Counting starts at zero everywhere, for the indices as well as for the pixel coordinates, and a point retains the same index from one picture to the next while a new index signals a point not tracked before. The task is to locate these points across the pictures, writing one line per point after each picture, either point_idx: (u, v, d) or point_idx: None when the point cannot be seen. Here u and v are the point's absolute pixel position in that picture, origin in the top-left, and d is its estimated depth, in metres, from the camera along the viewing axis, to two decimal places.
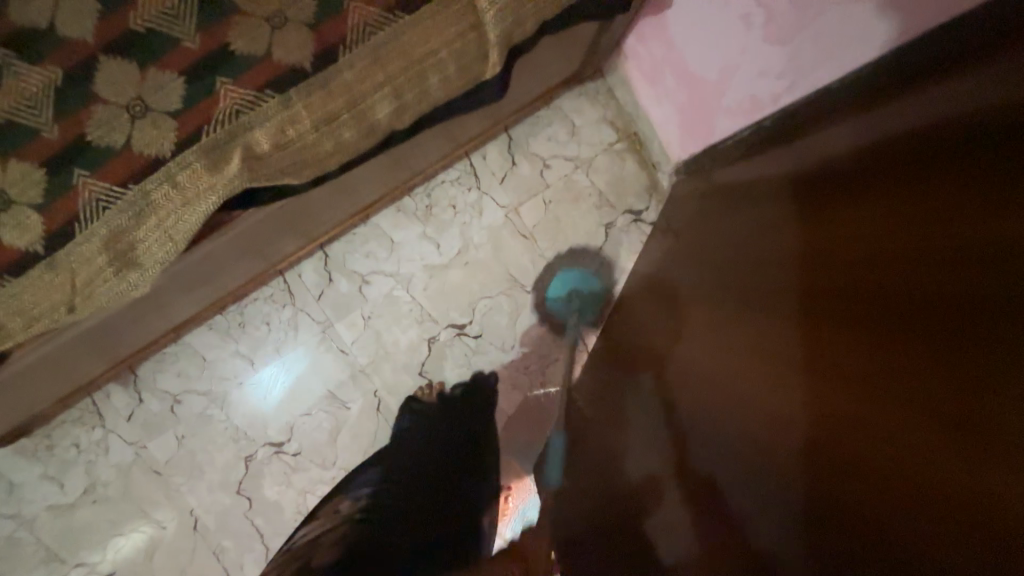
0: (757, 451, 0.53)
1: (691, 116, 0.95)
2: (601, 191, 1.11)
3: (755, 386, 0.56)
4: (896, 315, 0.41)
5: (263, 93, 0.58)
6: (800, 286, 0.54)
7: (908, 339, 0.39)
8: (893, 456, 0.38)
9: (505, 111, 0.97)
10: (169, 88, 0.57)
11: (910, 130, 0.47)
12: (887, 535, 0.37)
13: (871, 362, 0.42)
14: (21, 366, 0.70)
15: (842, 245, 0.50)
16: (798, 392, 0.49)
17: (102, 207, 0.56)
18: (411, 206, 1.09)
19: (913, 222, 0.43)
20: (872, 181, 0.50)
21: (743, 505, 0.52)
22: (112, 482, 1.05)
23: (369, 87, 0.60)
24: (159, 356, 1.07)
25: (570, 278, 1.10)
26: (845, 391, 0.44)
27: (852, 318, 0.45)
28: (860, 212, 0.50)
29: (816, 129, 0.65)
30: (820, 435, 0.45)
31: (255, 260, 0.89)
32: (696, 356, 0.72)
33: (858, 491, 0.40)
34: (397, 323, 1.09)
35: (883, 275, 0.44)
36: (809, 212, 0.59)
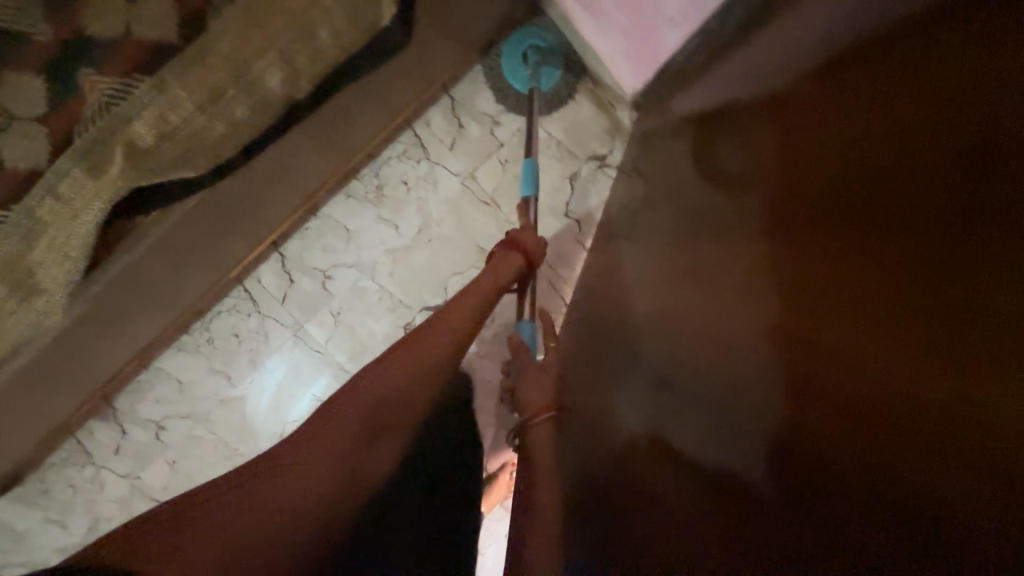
0: (726, 402, 0.45)
1: (635, 40, 0.86)
2: (558, 140, 1.03)
3: (729, 333, 0.48)
4: (897, 228, 0.33)
5: (132, 79, 0.51)
6: (781, 217, 0.46)
7: (914, 255, 0.31)
8: (882, 396, 0.30)
9: (437, 67, 0.89)
10: (30, 90, 0.50)
11: (902, 9, 0.39)
12: (874, 498, 0.29)
13: (878, 281, 0.33)
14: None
15: (818, 157, 0.43)
16: (772, 332, 0.42)
17: None
18: (360, 190, 1.03)
19: (913, 112, 0.35)
20: (858, 80, 0.42)
21: (707, 469, 0.44)
22: (114, 517, 1.04)
23: (250, 54, 0.54)
24: (134, 385, 1.04)
25: (532, 35, 0.99)
26: (833, 329, 0.35)
27: (845, 241, 0.37)
28: (845, 117, 0.42)
29: (779, 23, 0.57)
30: (800, 386, 0.37)
31: (200, 270, 0.84)
32: (671, 297, 0.66)
33: (827, 437, 0.33)
34: (369, 314, 1.05)
35: (868, 183, 0.37)
36: (783, 133, 0.51)
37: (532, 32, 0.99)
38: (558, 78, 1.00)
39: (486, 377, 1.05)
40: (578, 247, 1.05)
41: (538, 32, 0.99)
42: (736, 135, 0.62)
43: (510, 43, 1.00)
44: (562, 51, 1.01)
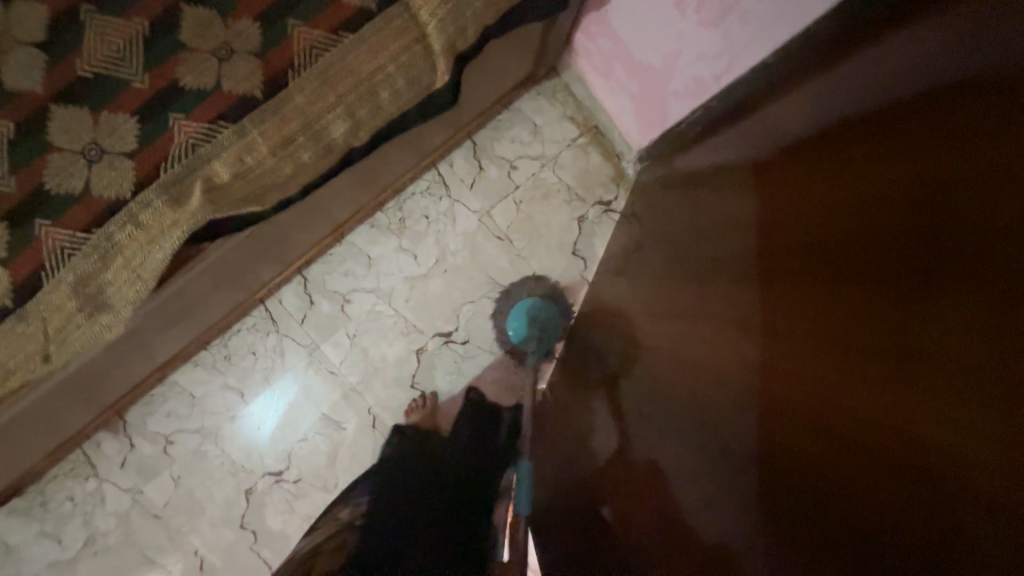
0: (723, 432, 0.53)
1: (643, 104, 0.98)
2: (569, 186, 1.13)
3: (726, 367, 0.56)
4: (859, 288, 0.41)
5: (216, 125, 0.58)
6: (766, 269, 0.55)
7: (872, 312, 0.39)
8: (849, 430, 0.38)
9: (465, 117, 0.98)
10: (123, 128, 0.57)
11: (863, 111, 0.48)
12: (851, 509, 0.36)
13: (842, 335, 0.41)
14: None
15: (796, 224, 0.52)
16: (760, 369, 0.50)
17: (68, 254, 0.56)
18: (384, 221, 1.10)
19: (870, 196, 0.44)
20: (829, 162, 0.51)
21: (717, 491, 0.51)
22: (111, 532, 1.04)
23: (321, 107, 0.62)
24: (147, 398, 1.06)
25: (532, 308, 1.10)
26: (813, 368, 0.43)
27: (819, 294, 0.45)
28: (820, 191, 0.51)
29: (766, 105, 0.67)
30: (789, 415, 0.44)
31: (233, 290, 0.89)
32: (670, 336, 0.74)
33: (810, 462, 0.41)
34: (383, 338, 1.10)
35: (833, 252, 0.45)
36: (771, 197, 0.60)
37: (535, 304, 1.11)
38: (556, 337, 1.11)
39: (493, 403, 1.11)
40: (582, 282, 1.13)
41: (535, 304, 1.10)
42: (727, 197, 0.72)
43: (511, 319, 1.11)
44: (559, 310, 1.11)
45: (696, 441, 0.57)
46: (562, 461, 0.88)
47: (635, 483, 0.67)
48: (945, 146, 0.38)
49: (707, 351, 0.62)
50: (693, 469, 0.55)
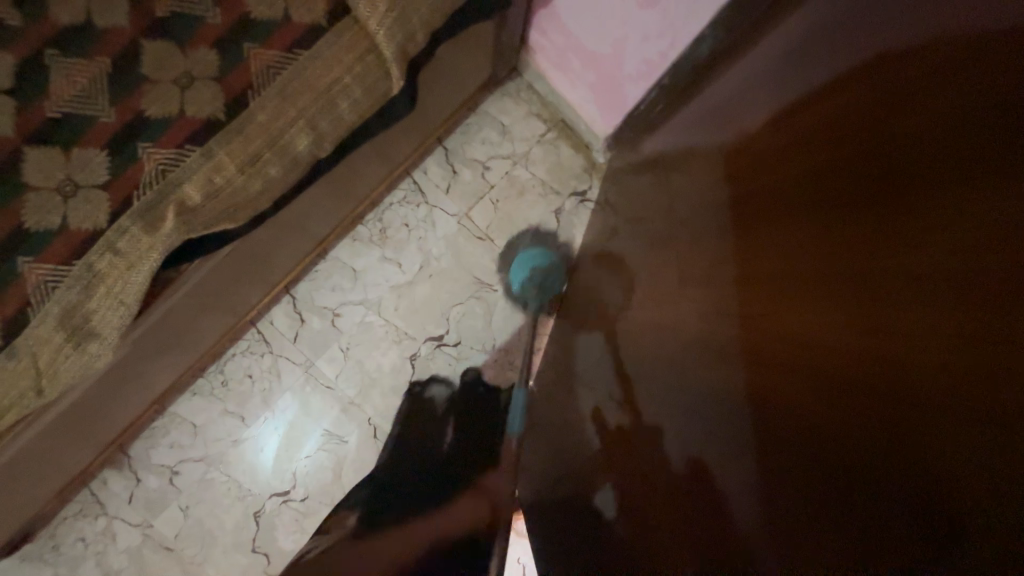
0: (712, 400, 0.53)
1: (601, 93, 1.01)
2: (542, 180, 1.15)
3: (713, 338, 0.57)
4: (842, 243, 0.41)
5: (184, 149, 0.61)
6: (747, 238, 0.56)
7: (856, 264, 0.39)
8: (839, 404, 0.37)
9: (432, 123, 1.01)
10: (96, 162, 0.60)
11: (825, 79, 0.49)
12: (837, 460, 0.36)
13: (828, 308, 0.40)
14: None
15: (773, 205, 0.52)
16: (750, 352, 0.49)
17: (52, 287, 0.59)
18: (366, 234, 1.12)
19: (842, 153, 0.44)
20: (800, 129, 0.51)
21: (703, 457, 0.52)
22: (124, 569, 1.05)
23: (283, 123, 0.63)
24: (149, 432, 1.07)
25: (532, 257, 1.11)
26: (803, 325, 0.43)
27: (806, 252, 0.45)
28: (795, 156, 0.51)
29: (727, 72, 0.70)
30: (778, 372, 0.44)
31: (220, 315, 0.91)
32: (654, 311, 0.75)
33: (804, 441, 0.39)
34: (376, 349, 1.11)
35: (814, 226, 0.45)
36: (742, 170, 0.61)
37: (534, 253, 1.12)
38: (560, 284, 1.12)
39: None
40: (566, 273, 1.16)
41: (537, 253, 1.12)
42: (695, 173, 0.73)
43: (516, 260, 1.12)
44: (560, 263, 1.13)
45: (686, 409, 0.58)
46: (558, 450, 0.91)
47: (630, 458, 0.67)
48: (918, 95, 0.37)
49: (691, 320, 0.63)
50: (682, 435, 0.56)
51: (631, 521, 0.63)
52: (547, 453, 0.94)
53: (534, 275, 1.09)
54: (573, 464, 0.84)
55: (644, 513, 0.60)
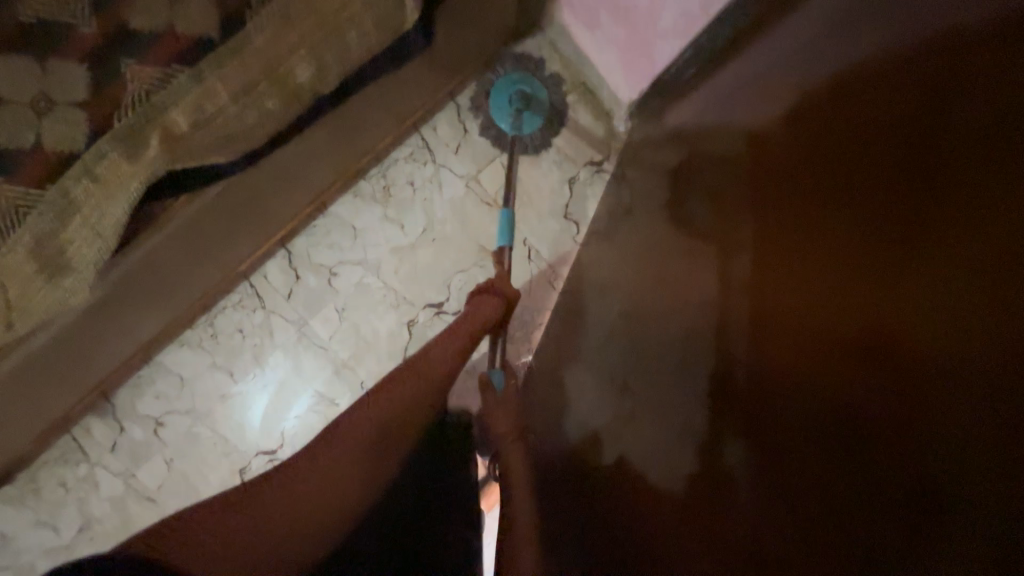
0: (720, 388, 0.48)
1: (630, 54, 0.91)
2: (558, 146, 1.09)
3: (722, 322, 0.52)
4: (858, 239, 0.38)
5: (172, 69, 0.55)
6: (763, 226, 0.51)
7: (872, 263, 0.36)
8: (836, 411, 0.35)
9: (446, 74, 0.94)
10: (74, 77, 0.54)
11: (875, 51, 0.43)
12: (830, 467, 0.34)
13: (831, 306, 0.38)
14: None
15: (790, 189, 0.48)
16: (746, 344, 0.47)
17: (22, 214, 0.53)
18: (368, 190, 1.06)
19: (872, 142, 0.40)
20: (830, 111, 0.46)
21: (706, 444, 0.48)
22: (106, 518, 1.03)
23: (283, 50, 0.57)
24: (134, 381, 1.03)
25: (518, 82, 1.05)
26: (805, 323, 0.40)
27: (818, 246, 0.42)
28: (819, 140, 0.46)
29: (771, 29, 0.63)
30: (778, 369, 0.41)
31: (211, 263, 0.86)
32: (663, 284, 0.71)
33: (795, 445, 0.37)
34: (373, 312, 1.07)
35: (829, 217, 0.42)
36: (767, 150, 0.55)
37: (520, 77, 1.05)
38: (538, 126, 1.06)
39: None
40: (575, 247, 1.10)
41: (524, 78, 1.05)
42: (722, 140, 0.68)
43: (500, 82, 1.05)
44: (548, 101, 1.07)
45: (689, 387, 0.54)
46: (549, 427, 0.88)
47: (629, 440, 0.64)
48: (969, 87, 0.33)
49: (703, 294, 0.59)
50: (690, 415, 0.53)
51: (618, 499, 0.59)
52: (541, 428, 0.91)
53: (516, 97, 1.04)
54: (565, 441, 0.80)
55: (634, 493, 0.57)
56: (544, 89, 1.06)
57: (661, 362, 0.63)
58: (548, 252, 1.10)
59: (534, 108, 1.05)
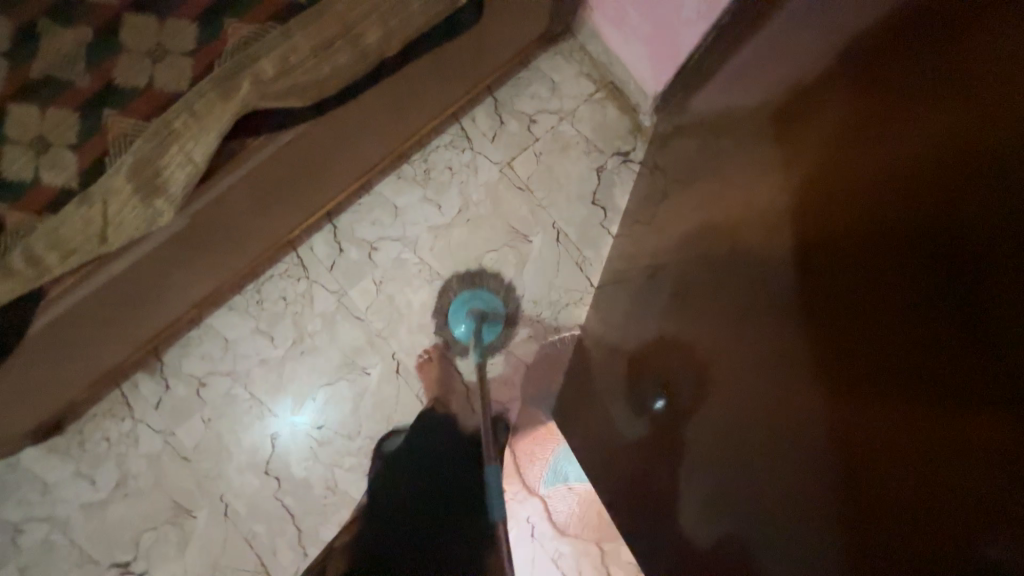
0: (781, 336, 0.46)
1: (657, 44, 0.99)
2: (586, 137, 1.17)
3: (755, 246, 0.52)
4: (888, 205, 0.35)
5: (267, 26, 0.65)
6: (788, 173, 0.50)
7: (922, 205, 0.33)
8: (920, 345, 0.32)
9: (487, 67, 1.05)
10: (185, 32, 0.65)
11: None
12: (899, 445, 0.33)
13: (882, 235, 0.35)
14: (33, 335, 0.70)
15: (816, 123, 0.46)
16: (799, 290, 0.44)
17: (130, 140, 0.63)
18: (410, 172, 1.15)
19: (893, 101, 0.37)
20: (848, 64, 0.43)
21: (765, 397, 0.48)
22: (142, 475, 1.07)
23: (358, 13, 0.67)
24: (183, 341, 1.10)
25: (474, 300, 1.12)
26: (860, 266, 0.37)
27: (854, 203, 0.39)
28: (841, 96, 0.43)
29: None
30: (834, 343, 0.39)
31: (267, 223, 0.94)
32: (685, 232, 0.75)
33: (882, 389, 0.35)
34: (408, 285, 1.13)
35: (861, 143, 0.39)
36: (787, 93, 0.54)
37: (473, 293, 1.12)
38: (495, 336, 1.12)
39: (514, 350, 1.13)
40: (602, 231, 1.16)
41: (478, 296, 1.12)
42: (732, 101, 0.73)
43: (454, 302, 1.13)
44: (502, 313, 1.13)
45: (735, 308, 0.55)
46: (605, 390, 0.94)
47: (688, 383, 0.65)
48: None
49: (725, 225, 0.63)
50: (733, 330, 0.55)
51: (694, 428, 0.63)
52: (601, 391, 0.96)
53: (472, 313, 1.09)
54: (625, 395, 0.84)
55: (711, 429, 0.59)
56: (497, 300, 1.13)
57: (699, 301, 0.65)
58: (577, 236, 1.15)
59: (491, 323, 1.11)
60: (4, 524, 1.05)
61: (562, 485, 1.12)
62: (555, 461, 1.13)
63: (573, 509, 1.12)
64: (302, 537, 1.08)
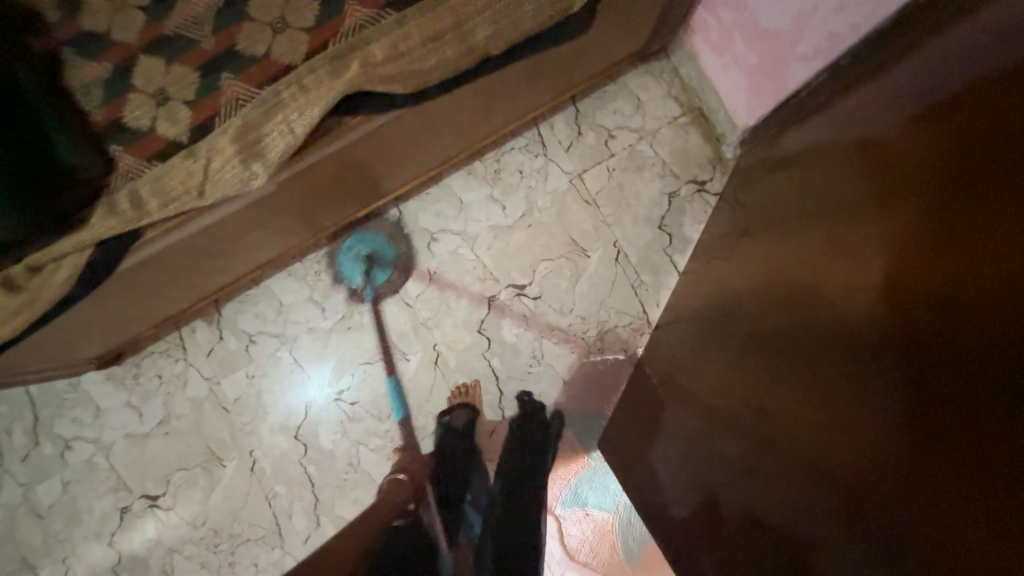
0: (836, 412, 0.48)
1: (758, 78, 0.96)
2: (664, 160, 1.14)
3: (832, 305, 0.51)
4: (983, 308, 0.36)
5: (383, 12, 0.66)
6: (875, 239, 0.49)
7: (1005, 317, 0.35)
8: (993, 453, 0.34)
9: (576, 77, 1.04)
10: (307, 8, 0.67)
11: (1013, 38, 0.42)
12: (972, 543, 0.35)
13: (960, 340, 0.37)
14: (120, 271, 0.75)
15: (898, 207, 0.47)
16: (862, 371, 0.45)
17: (240, 104, 0.66)
18: (480, 169, 1.16)
19: (1004, 194, 0.37)
20: (976, 151, 0.41)
21: (820, 464, 0.49)
22: (184, 416, 1.12)
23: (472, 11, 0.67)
24: (242, 297, 1.15)
25: (363, 240, 1.14)
26: (932, 364, 0.39)
27: (932, 301, 0.40)
28: (955, 182, 0.42)
29: None
30: (904, 438, 0.40)
31: (342, 200, 0.97)
32: (763, 274, 0.72)
33: (951, 486, 0.37)
34: (460, 280, 1.13)
35: (943, 242, 0.41)
36: (901, 154, 0.50)
37: (376, 236, 1.14)
38: (388, 277, 1.14)
39: (553, 363, 1.12)
40: (665, 259, 1.12)
41: (369, 236, 1.14)
42: (829, 142, 0.70)
43: (351, 237, 1.14)
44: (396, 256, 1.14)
45: (800, 364, 0.54)
46: (650, 431, 0.92)
47: (750, 439, 0.61)
48: None
49: (803, 273, 0.59)
50: (788, 388, 0.55)
51: (753, 485, 0.60)
52: (649, 434, 0.93)
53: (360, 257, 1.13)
54: (682, 440, 0.80)
55: (769, 488, 0.57)
56: (392, 245, 1.14)
57: (770, 351, 0.61)
58: (640, 261, 1.13)
59: (383, 264, 1.14)
60: (56, 437, 1.12)
61: (580, 509, 1.09)
62: (580, 485, 1.10)
63: (586, 536, 1.09)
64: (318, 508, 1.10)
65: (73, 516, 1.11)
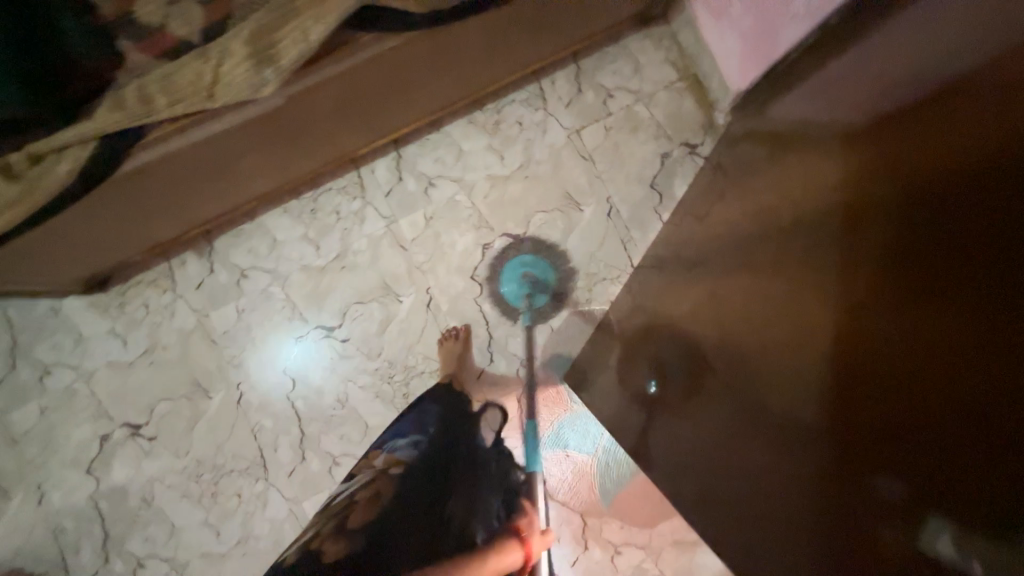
0: (783, 366, 0.61)
1: (753, 42, 0.98)
2: (658, 123, 1.18)
3: (793, 267, 0.62)
4: (874, 277, 0.50)
5: None
6: (816, 216, 0.61)
7: (885, 282, 0.48)
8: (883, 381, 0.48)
9: (580, 31, 1.07)
10: None
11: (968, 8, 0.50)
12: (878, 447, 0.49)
13: (860, 302, 0.51)
14: (118, 176, 0.75)
15: (831, 190, 0.59)
16: (800, 333, 0.59)
17: (253, 8, 0.68)
18: (481, 119, 1.18)
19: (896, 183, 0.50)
20: (895, 137, 0.52)
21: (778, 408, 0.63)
22: (170, 347, 1.12)
23: None
24: (235, 232, 1.15)
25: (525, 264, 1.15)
26: (844, 322, 0.53)
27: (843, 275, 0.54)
28: (873, 167, 0.54)
29: None
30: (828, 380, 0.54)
31: (344, 134, 0.99)
32: (752, 214, 0.78)
33: (862, 409, 0.50)
34: (455, 227, 1.16)
35: (849, 226, 0.54)
36: (859, 124, 0.59)
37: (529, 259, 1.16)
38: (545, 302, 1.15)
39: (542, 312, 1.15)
40: (654, 215, 1.17)
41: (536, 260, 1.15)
42: (817, 94, 0.75)
43: (509, 265, 1.16)
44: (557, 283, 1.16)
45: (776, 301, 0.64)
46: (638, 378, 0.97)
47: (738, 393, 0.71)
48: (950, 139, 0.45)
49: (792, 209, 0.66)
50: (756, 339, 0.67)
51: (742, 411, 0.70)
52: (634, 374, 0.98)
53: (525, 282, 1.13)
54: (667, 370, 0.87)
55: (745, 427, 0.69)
56: (551, 268, 1.16)
57: (750, 308, 0.69)
58: (632, 218, 1.17)
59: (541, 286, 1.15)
60: (35, 361, 1.10)
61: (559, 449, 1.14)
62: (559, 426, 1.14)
63: (565, 476, 1.13)
64: (304, 442, 1.12)
65: (49, 442, 1.09)
